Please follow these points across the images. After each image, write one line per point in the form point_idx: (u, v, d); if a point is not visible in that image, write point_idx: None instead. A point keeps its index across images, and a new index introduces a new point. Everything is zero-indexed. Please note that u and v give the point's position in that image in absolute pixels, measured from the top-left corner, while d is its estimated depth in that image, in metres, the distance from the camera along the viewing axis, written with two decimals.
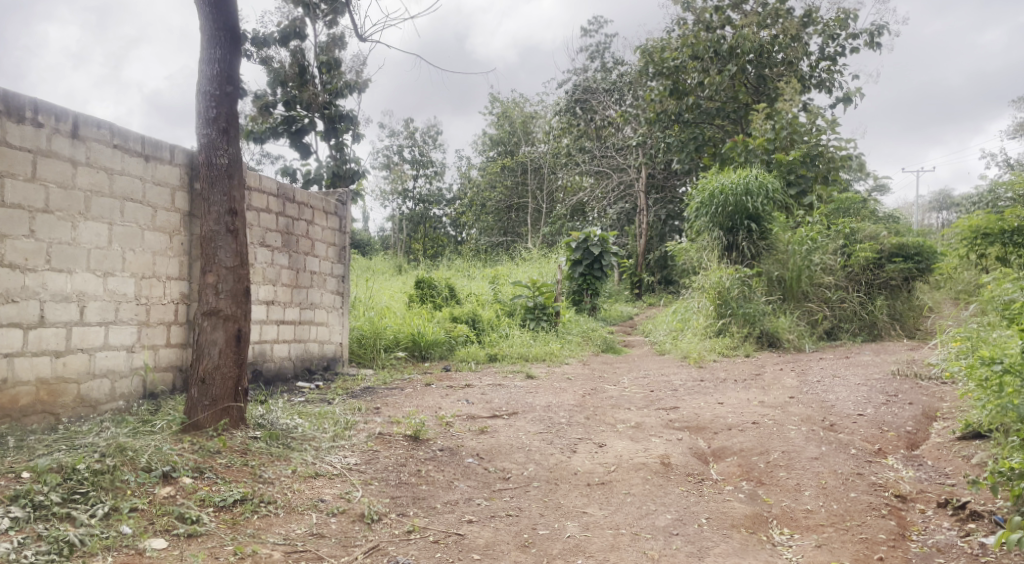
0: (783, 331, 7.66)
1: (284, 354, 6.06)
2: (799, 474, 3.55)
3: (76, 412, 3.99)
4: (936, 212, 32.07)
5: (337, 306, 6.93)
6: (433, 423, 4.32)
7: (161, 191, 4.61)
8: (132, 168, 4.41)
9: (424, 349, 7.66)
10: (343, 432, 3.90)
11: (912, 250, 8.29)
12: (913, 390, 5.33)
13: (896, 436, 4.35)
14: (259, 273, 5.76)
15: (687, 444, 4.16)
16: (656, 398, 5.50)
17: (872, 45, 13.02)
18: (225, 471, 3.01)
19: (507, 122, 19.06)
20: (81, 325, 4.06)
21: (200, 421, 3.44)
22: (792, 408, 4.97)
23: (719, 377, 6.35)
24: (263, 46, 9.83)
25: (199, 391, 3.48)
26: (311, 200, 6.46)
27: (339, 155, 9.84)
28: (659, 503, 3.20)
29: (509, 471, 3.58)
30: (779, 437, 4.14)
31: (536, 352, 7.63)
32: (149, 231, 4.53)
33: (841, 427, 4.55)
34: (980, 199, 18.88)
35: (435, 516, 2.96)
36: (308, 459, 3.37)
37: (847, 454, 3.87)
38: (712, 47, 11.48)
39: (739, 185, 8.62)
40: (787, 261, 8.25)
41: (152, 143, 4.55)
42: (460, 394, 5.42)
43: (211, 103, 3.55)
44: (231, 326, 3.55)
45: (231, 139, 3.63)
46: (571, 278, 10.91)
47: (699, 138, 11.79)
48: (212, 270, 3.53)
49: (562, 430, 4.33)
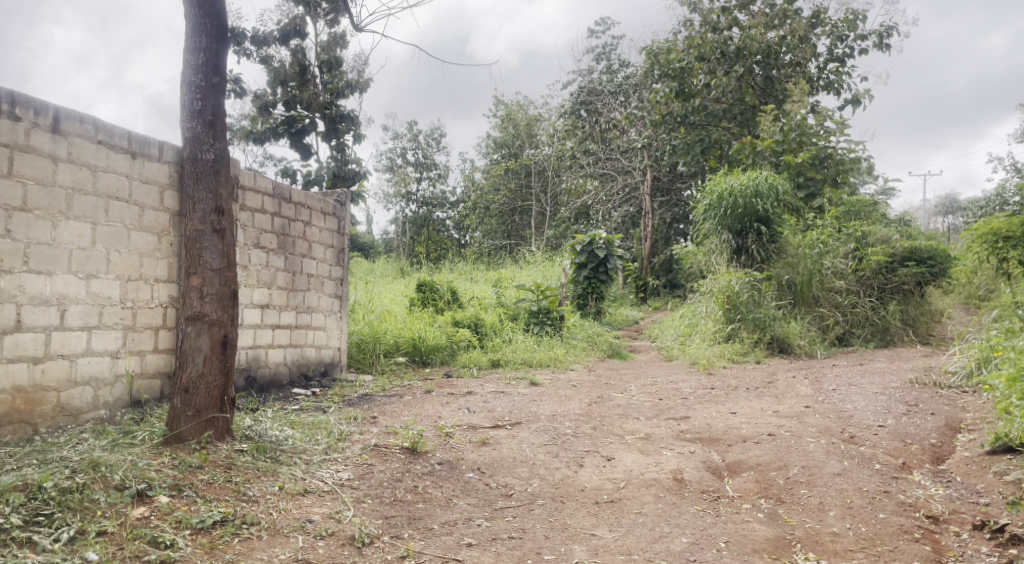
0: (794, 337, 7.43)
1: (279, 359, 5.85)
2: (822, 491, 3.32)
3: (56, 422, 3.79)
4: (942, 215, 31.71)
5: (336, 310, 6.72)
6: (432, 433, 4.11)
7: (148, 189, 4.41)
8: (117, 165, 4.21)
9: (425, 354, 7.46)
10: (336, 444, 3.69)
11: (926, 253, 8.06)
12: (933, 400, 5.10)
13: (921, 449, 4.13)
14: (253, 275, 5.54)
15: (700, 457, 3.93)
16: (666, 407, 5.27)
17: (880, 46, 12.84)
18: (206, 488, 2.80)
19: (512, 124, 18.85)
20: (61, 330, 3.86)
21: (183, 433, 3.22)
22: (808, 419, 4.74)
23: (731, 385, 6.13)
24: (262, 45, 9.64)
25: (182, 401, 3.26)
26: (307, 200, 6.25)
27: (340, 156, 9.65)
28: (674, 524, 2.98)
29: (512, 488, 3.36)
30: (798, 451, 3.91)
31: (540, 357, 7.41)
32: (137, 232, 4.33)
33: (861, 440, 4.32)
34: (986, 205, 18.70)
35: (432, 540, 2.73)
36: (297, 474, 3.16)
37: (871, 469, 3.64)
38: (719, 48, 11.28)
39: (748, 186, 8.36)
40: (798, 265, 8.01)
41: (140, 140, 4.35)
42: (462, 402, 5.20)
43: (196, 95, 3.35)
44: (217, 331, 3.33)
45: (218, 134, 3.42)
46: (576, 282, 10.70)
47: (705, 141, 11.52)
48: (197, 272, 3.33)
49: (568, 442, 4.11)
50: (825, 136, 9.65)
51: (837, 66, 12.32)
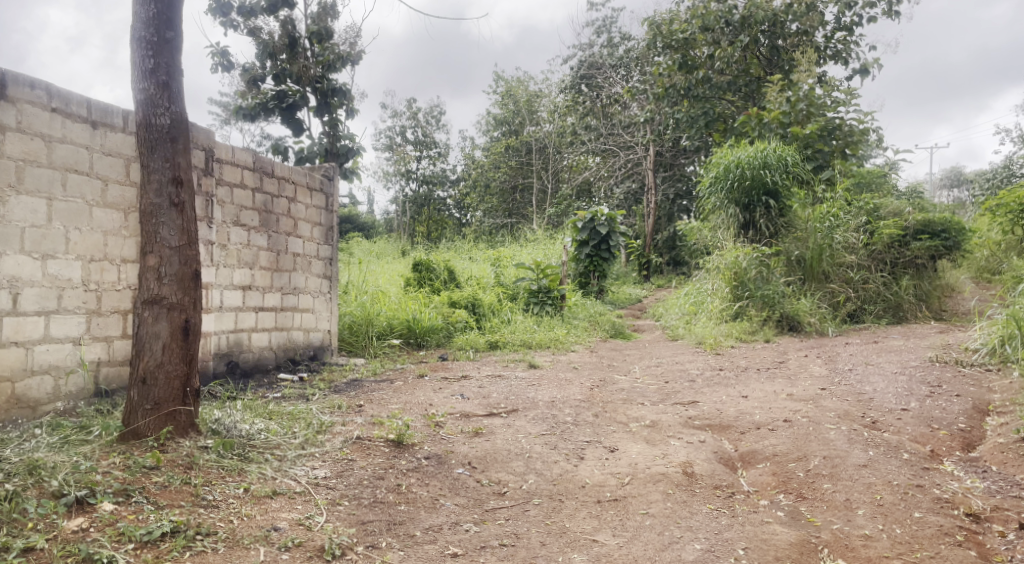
0: (804, 314, 7.08)
1: (264, 343, 5.55)
2: (847, 486, 3.02)
3: (10, 415, 3.48)
4: (947, 188, 31.26)
5: (324, 291, 6.38)
6: (421, 423, 3.80)
7: (112, 162, 4.07)
8: (75, 135, 3.86)
9: (420, 337, 7.15)
10: (315, 437, 3.38)
11: (939, 227, 7.70)
12: (957, 380, 4.77)
13: (949, 435, 3.82)
14: (233, 255, 5.20)
15: (711, 447, 3.62)
16: (672, 391, 4.95)
17: (890, 14, 12.36)
18: (159, 493, 2.49)
19: (512, 101, 18.20)
20: (14, 315, 3.54)
21: (140, 429, 2.92)
22: (826, 403, 4.43)
23: (741, 366, 5.81)
24: (250, 16, 9.19)
25: (139, 393, 2.95)
26: (292, 174, 5.90)
27: (332, 131, 9.25)
28: (685, 527, 2.68)
29: (505, 485, 3.05)
30: (818, 439, 3.59)
31: (540, 338, 7.08)
32: (99, 208, 3.99)
33: (884, 425, 4.00)
34: (992, 178, 18.27)
35: (413, 549, 2.44)
36: (267, 473, 2.85)
37: (900, 460, 3.32)
38: (723, 17, 10.76)
39: (756, 158, 7.97)
40: (808, 240, 7.61)
41: (101, 108, 4.00)
42: (456, 388, 4.89)
43: (147, 52, 2.97)
44: (177, 316, 3.00)
45: (174, 95, 3.04)
46: (578, 260, 10.39)
47: (709, 114, 11.09)
48: (154, 251, 2.99)
49: (568, 432, 3.79)
50: (834, 107, 9.22)
51: (845, 34, 11.84)
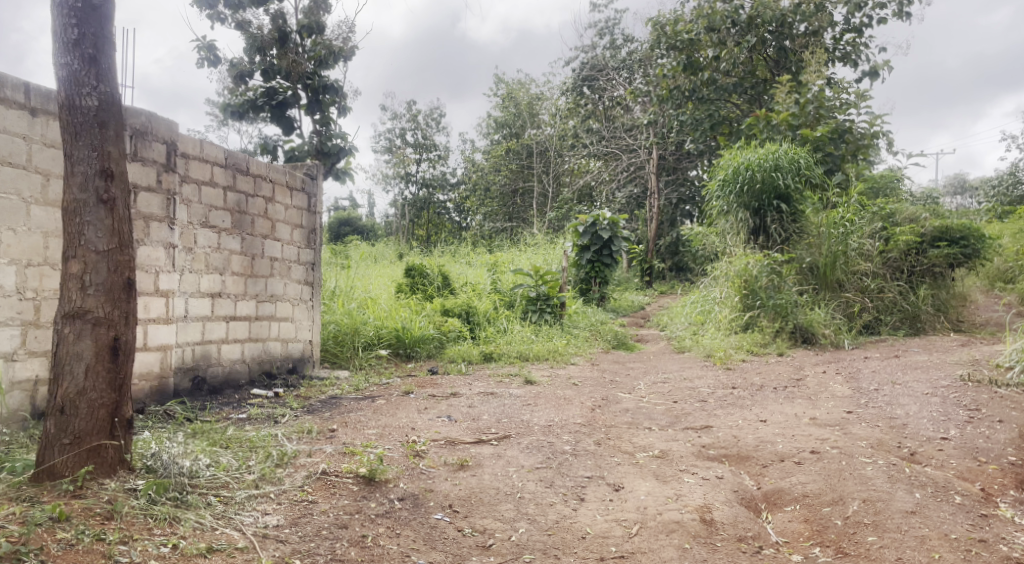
0: (818, 325, 6.61)
1: (235, 356, 5.08)
2: (895, 540, 2.56)
3: None
4: (952, 194, 30.80)
5: (306, 298, 5.90)
6: (398, 453, 3.31)
7: (54, 154, 3.61)
8: (9, 123, 3.40)
9: (409, 347, 6.67)
10: (272, 473, 2.91)
11: (958, 233, 7.09)
12: (996, 403, 4.26)
13: (1000, 470, 3.35)
14: (200, 260, 4.72)
15: (731, 485, 3.14)
16: (681, 414, 4.47)
17: (899, 16, 11.94)
18: (62, 555, 2.05)
19: (513, 104, 17.69)
20: None
21: (56, 467, 2.46)
22: (855, 429, 3.96)
23: (755, 383, 5.33)
24: (238, 9, 8.64)
25: (57, 425, 2.49)
26: (269, 172, 5.43)
27: (323, 130, 8.78)
28: None
29: (490, 536, 2.59)
30: (853, 475, 3.12)
31: (538, 350, 6.61)
32: (38, 207, 3.53)
33: (923, 457, 3.53)
34: (998, 185, 17.78)
35: None
36: (205, 523, 2.41)
37: (952, 504, 2.85)
38: (730, 17, 10.28)
39: (767, 159, 7.50)
40: (821, 247, 7.14)
41: (41, 93, 3.52)
42: (443, 408, 4.40)
43: (70, 21, 2.51)
44: (104, 333, 2.53)
45: (103, 73, 2.58)
46: (579, 266, 9.93)
47: (714, 116, 10.68)
48: (76, 256, 2.52)
49: (567, 465, 3.31)
50: (845, 109, 8.83)
51: (853, 36, 11.42)
